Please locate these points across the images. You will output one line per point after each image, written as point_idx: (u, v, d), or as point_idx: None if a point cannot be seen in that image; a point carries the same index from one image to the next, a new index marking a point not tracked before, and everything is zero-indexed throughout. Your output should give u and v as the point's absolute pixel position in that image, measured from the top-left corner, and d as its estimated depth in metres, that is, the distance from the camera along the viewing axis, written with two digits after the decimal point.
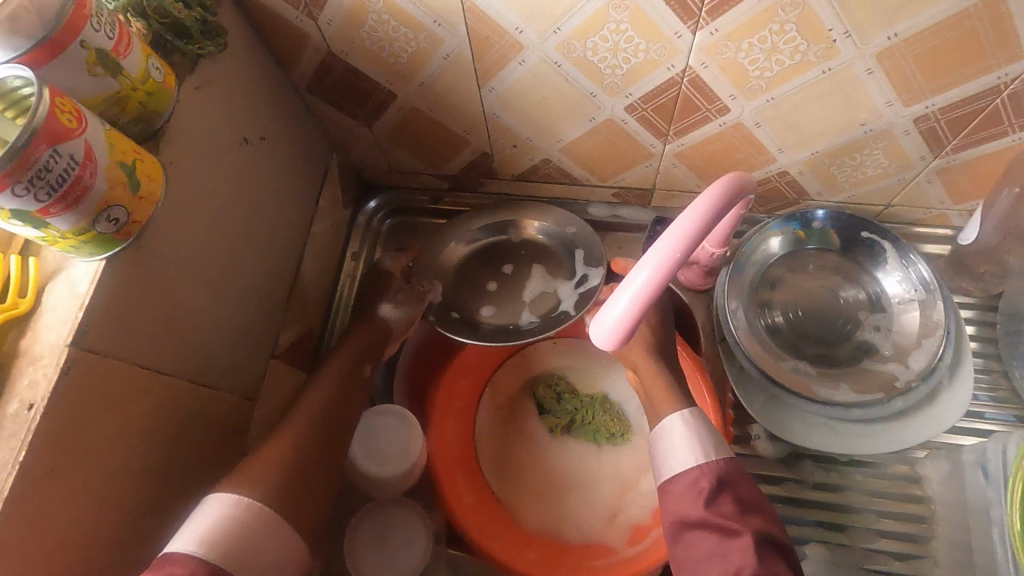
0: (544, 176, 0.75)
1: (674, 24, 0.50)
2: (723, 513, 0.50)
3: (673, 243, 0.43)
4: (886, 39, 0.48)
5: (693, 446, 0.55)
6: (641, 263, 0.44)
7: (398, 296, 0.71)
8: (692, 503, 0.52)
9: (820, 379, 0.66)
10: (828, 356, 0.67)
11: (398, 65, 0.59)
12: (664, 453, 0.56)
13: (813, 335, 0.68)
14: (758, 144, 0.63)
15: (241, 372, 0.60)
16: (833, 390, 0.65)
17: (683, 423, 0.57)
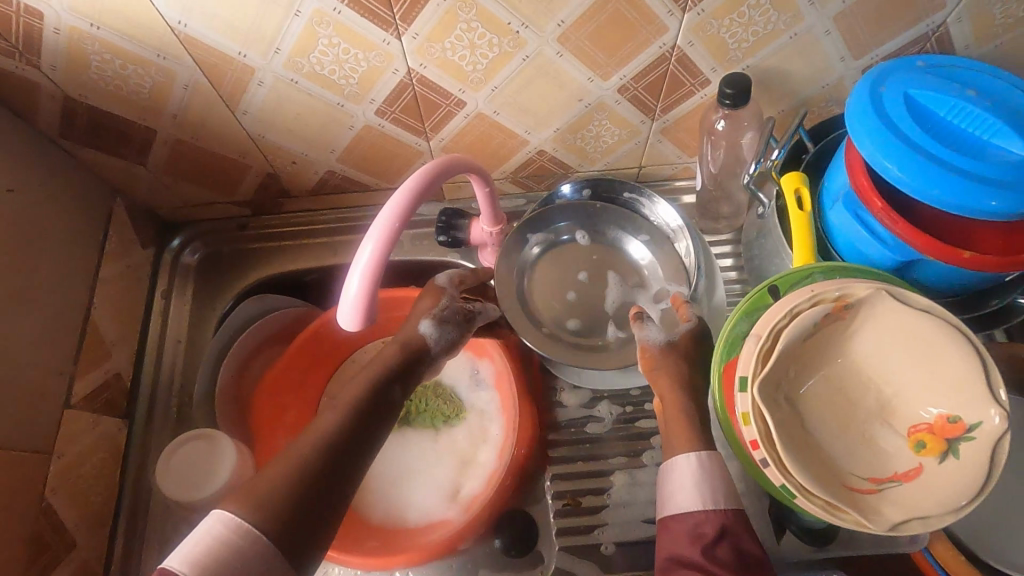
0: (337, 187, 0.79)
1: (377, 32, 0.55)
2: (721, 561, 0.49)
3: (392, 212, 0.49)
4: (557, 26, 0.56)
5: (701, 490, 0.54)
6: (363, 243, 0.49)
7: (443, 313, 0.66)
8: (688, 544, 0.51)
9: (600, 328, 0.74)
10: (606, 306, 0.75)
11: (144, 101, 0.61)
12: (671, 486, 0.55)
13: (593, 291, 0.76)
14: (507, 129, 0.70)
15: (26, 426, 0.59)
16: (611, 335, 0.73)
17: (697, 463, 0.55)
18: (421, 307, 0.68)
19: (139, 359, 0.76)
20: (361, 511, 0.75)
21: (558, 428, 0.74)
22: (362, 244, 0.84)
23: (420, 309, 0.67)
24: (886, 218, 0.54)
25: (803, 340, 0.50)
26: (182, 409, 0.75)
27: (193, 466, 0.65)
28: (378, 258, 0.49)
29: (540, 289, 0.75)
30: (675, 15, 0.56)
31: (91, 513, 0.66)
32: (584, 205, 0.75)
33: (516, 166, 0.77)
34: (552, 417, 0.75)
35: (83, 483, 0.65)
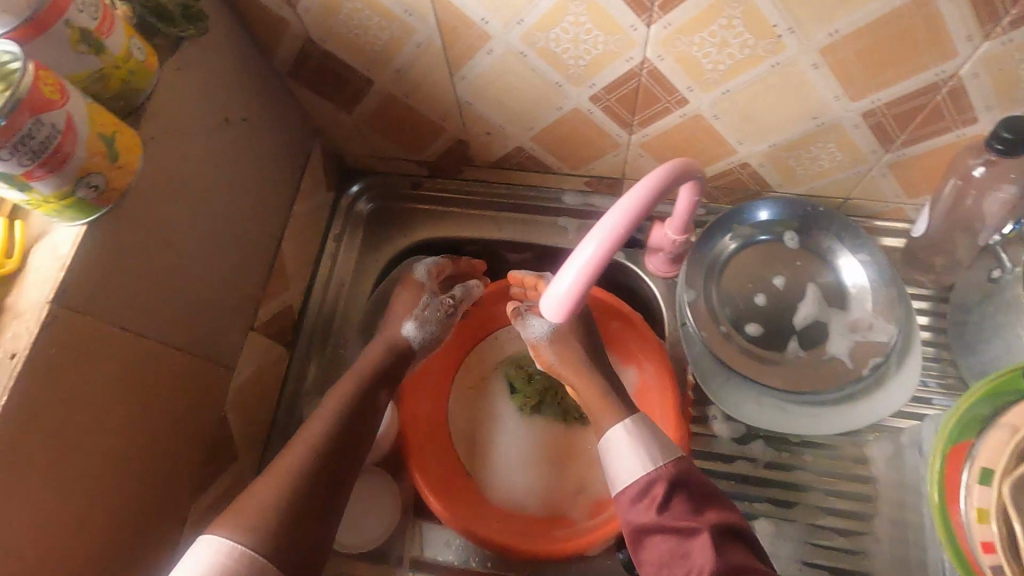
0: (518, 164, 0.78)
1: (629, 17, 0.53)
2: (677, 516, 0.55)
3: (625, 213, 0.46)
4: (827, 36, 0.51)
5: (638, 454, 0.59)
6: (585, 243, 0.47)
7: (424, 314, 0.73)
8: (644, 510, 0.56)
9: (774, 362, 0.69)
10: (782, 342, 0.70)
11: (374, 53, 0.62)
12: (613, 463, 0.60)
13: (771, 322, 0.71)
14: (718, 136, 0.66)
15: (221, 342, 0.63)
16: (784, 373, 0.69)
17: (626, 433, 0.61)
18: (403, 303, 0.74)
19: (307, 296, 0.79)
20: (485, 488, 0.76)
21: (704, 457, 0.70)
22: (526, 224, 0.83)
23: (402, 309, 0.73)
24: None
25: None
26: (337, 351, 0.78)
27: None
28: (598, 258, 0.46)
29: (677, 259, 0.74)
30: (973, 41, 0.49)
31: (251, 430, 0.70)
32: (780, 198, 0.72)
33: (711, 174, 0.72)
34: (697, 444, 0.71)
35: (250, 403, 0.70)
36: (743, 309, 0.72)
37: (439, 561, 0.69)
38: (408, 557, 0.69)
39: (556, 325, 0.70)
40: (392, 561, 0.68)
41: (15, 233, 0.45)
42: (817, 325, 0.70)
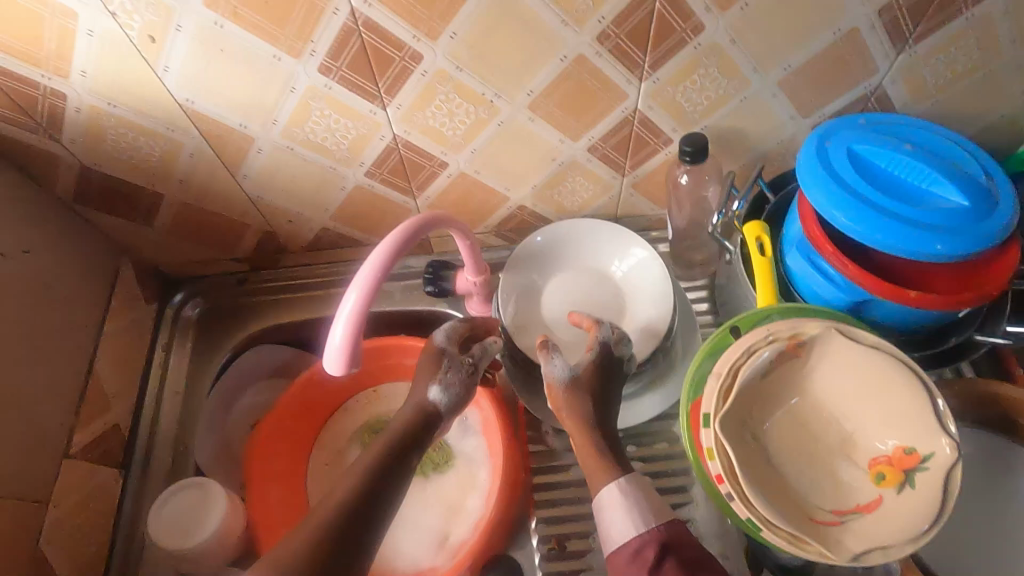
0: (332, 244, 0.84)
1: (365, 104, 0.62)
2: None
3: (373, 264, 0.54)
4: (527, 95, 0.62)
5: (632, 514, 0.58)
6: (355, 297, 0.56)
7: (449, 376, 0.67)
8: (635, 570, 0.54)
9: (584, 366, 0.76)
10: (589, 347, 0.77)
11: (153, 168, 0.67)
12: (607, 522, 0.59)
13: (578, 330, 0.78)
14: (488, 187, 0.76)
15: (25, 475, 0.61)
16: None
17: (620, 491, 0.59)
18: (421, 373, 0.68)
19: (138, 412, 0.79)
20: None
21: (543, 471, 0.76)
22: None
23: (424, 377, 0.68)
24: (838, 261, 0.58)
25: (762, 376, 0.53)
26: (176, 462, 0.77)
27: (182, 509, 0.67)
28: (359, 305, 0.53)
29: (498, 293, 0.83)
30: (633, 85, 0.62)
31: (83, 562, 0.67)
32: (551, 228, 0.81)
33: (498, 220, 0.82)
34: (537, 462, 0.77)
35: (76, 534, 0.67)
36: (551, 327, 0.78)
37: None
38: None
39: (574, 371, 0.67)
40: None
41: None
42: (615, 325, 0.78)
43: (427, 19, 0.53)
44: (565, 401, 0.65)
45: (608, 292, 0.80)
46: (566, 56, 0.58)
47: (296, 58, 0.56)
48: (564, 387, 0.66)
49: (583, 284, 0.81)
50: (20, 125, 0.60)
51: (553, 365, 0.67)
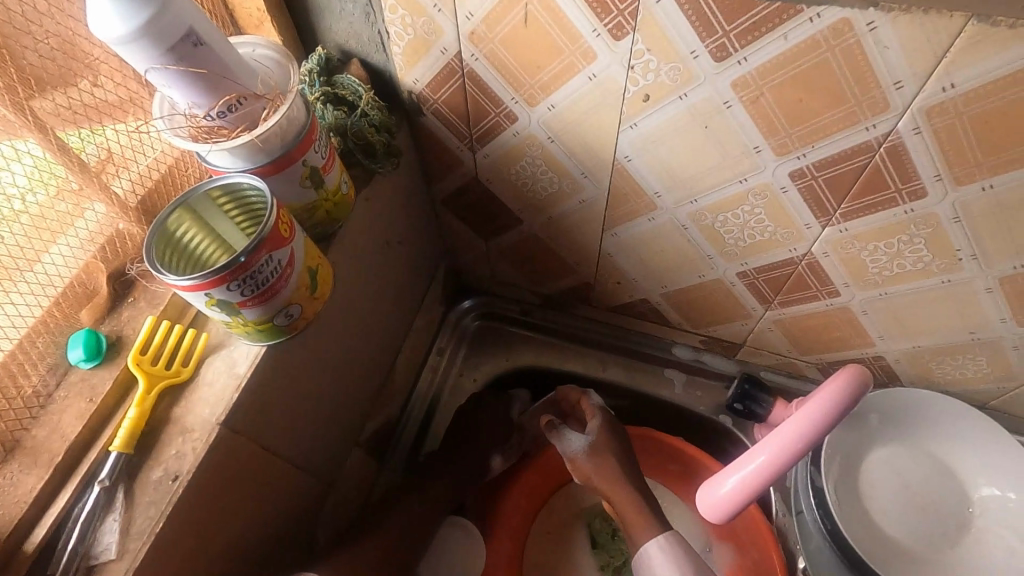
0: (638, 313, 0.78)
1: (807, 216, 0.54)
2: None
3: (802, 426, 0.44)
4: (1011, 267, 0.51)
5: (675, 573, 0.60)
6: (757, 446, 0.46)
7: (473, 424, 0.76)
8: None
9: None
10: (919, 556, 0.64)
11: (534, 199, 0.65)
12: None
13: (911, 531, 0.65)
14: (860, 329, 0.65)
15: (330, 456, 0.62)
16: None
17: (659, 550, 0.62)
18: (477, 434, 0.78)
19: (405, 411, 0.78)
20: None
21: None
22: (633, 369, 0.82)
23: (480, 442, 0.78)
24: None
25: None
26: None
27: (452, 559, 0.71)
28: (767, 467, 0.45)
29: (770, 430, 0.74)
30: None
31: None
32: (913, 400, 0.67)
33: (840, 360, 0.70)
34: None
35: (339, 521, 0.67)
36: (878, 512, 0.66)
37: None
38: None
39: (590, 438, 0.71)
40: None
41: (195, 342, 0.45)
42: (961, 544, 0.64)
43: (974, 163, 0.44)
44: (594, 470, 0.70)
45: (959, 498, 0.66)
46: None
47: (779, 156, 0.49)
48: (589, 458, 0.70)
49: (927, 475, 0.67)
50: (452, 130, 0.60)
51: (570, 442, 0.71)
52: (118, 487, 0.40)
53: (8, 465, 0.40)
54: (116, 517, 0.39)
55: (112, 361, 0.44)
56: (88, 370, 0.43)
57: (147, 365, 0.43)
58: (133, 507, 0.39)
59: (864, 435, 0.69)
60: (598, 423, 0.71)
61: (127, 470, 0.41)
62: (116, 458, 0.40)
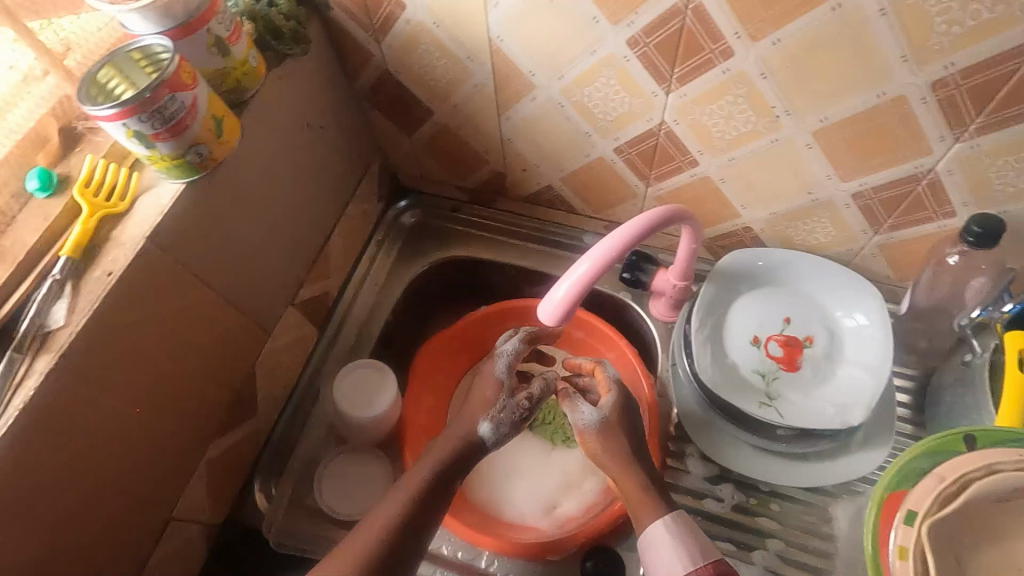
0: (548, 202, 0.88)
1: (651, 84, 0.62)
2: None
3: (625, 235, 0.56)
4: (819, 121, 0.59)
5: (679, 552, 0.58)
6: (581, 258, 0.57)
7: (500, 417, 0.66)
8: None
9: (765, 403, 0.71)
10: (776, 384, 0.72)
11: (439, 87, 0.74)
12: (653, 559, 0.59)
13: (772, 364, 0.73)
14: (724, 200, 0.73)
15: (267, 306, 0.73)
16: (774, 416, 0.70)
17: (665, 530, 0.59)
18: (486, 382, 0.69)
19: (343, 288, 0.89)
20: (465, 487, 0.82)
21: (676, 489, 0.74)
22: (545, 256, 0.91)
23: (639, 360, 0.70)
24: None
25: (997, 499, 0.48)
26: (358, 340, 0.87)
27: (361, 382, 0.78)
28: (595, 268, 0.56)
29: (741, 326, 0.75)
30: (946, 140, 0.56)
31: (274, 395, 0.78)
32: (775, 257, 0.76)
33: (716, 233, 0.79)
34: (673, 479, 0.74)
35: (278, 370, 0.78)
36: (746, 351, 0.74)
37: None
38: None
39: (604, 414, 0.67)
40: None
41: (130, 181, 0.56)
42: (818, 370, 0.72)
43: (760, 17, 0.52)
44: (602, 447, 0.67)
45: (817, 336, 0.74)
46: (885, 93, 0.55)
47: (614, 24, 0.58)
48: (598, 434, 0.67)
49: (790, 319, 0.75)
50: (359, 22, 0.70)
51: (582, 413, 0.68)
52: (67, 281, 0.51)
53: None
54: (64, 301, 0.51)
55: (60, 192, 0.54)
56: (43, 199, 0.54)
57: (89, 196, 0.54)
58: (78, 294, 0.51)
59: (734, 289, 0.77)
60: (615, 401, 0.68)
61: (74, 272, 0.52)
62: (66, 261, 0.52)
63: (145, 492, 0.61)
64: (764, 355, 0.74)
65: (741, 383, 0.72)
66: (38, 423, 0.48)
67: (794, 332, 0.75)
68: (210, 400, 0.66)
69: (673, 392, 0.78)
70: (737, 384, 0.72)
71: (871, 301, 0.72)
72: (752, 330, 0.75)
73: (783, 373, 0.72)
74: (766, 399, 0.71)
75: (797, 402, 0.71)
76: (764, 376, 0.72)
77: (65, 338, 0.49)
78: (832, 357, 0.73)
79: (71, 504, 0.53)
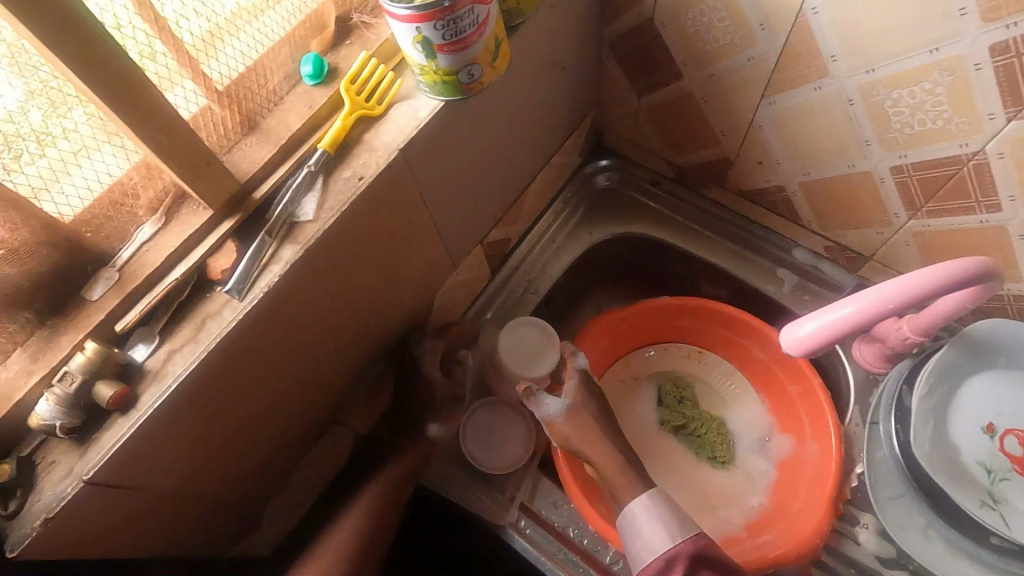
0: (769, 203, 0.78)
1: (993, 104, 0.51)
2: None
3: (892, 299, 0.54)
4: None
5: (659, 528, 0.59)
6: (843, 302, 0.56)
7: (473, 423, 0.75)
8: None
9: (983, 504, 0.61)
10: (1003, 487, 0.61)
11: (703, 51, 0.65)
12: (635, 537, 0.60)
13: (1004, 462, 0.62)
14: (1010, 258, 0.61)
15: (463, 241, 0.71)
16: (992, 523, 0.60)
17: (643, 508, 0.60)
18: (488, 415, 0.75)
19: (523, 237, 0.86)
20: None
21: (838, 557, 0.66)
22: (743, 260, 0.82)
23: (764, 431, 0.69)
24: None
25: None
26: (525, 294, 0.84)
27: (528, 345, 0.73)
28: (842, 325, 0.56)
29: (977, 407, 0.64)
30: None
31: (439, 327, 0.78)
32: None
33: None
34: (836, 544, 0.67)
35: (449, 305, 0.77)
36: (975, 437, 0.63)
37: (542, 515, 0.70)
38: (520, 498, 0.71)
39: (567, 401, 0.68)
40: (505, 496, 0.71)
41: (390, 86, 0.54)
42: None
43: None
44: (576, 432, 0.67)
45: None
46: None
47: (985, 21, 0.47)
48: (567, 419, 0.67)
49: None
50: None
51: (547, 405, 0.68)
52: (319, 175, 0.51)
53: (249, 138, 0.51)
54: (315, 195, 0.50)
55: (328, 84, 0.54)
56: (311, 86, 0.54)
57: (353, 93, 0.53)
58: (328, 191, 0.50)
59: (981, 360, 0.65)
60: (574, 385, 0.69)
61: (326, 167, 0.51)
62: (322, 154, 0.51)
63: (323, 391, 0.62)
64: (997, 449, 0.62)
65: (958, 472, 0.62)
66: (272, 309, 0.48)
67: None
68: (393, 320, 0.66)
69: (864, 449, 0.69)
70: (953, 472, 0.62)
71: None
72: (989, 415, 0.63)
73: (1015, 476, 0.61)
74: (985, 501, 0.61)
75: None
76: (991, 473, 0.62)
77: (312, 233, 0.49)
78: None
79: (272, 388, 0.54)
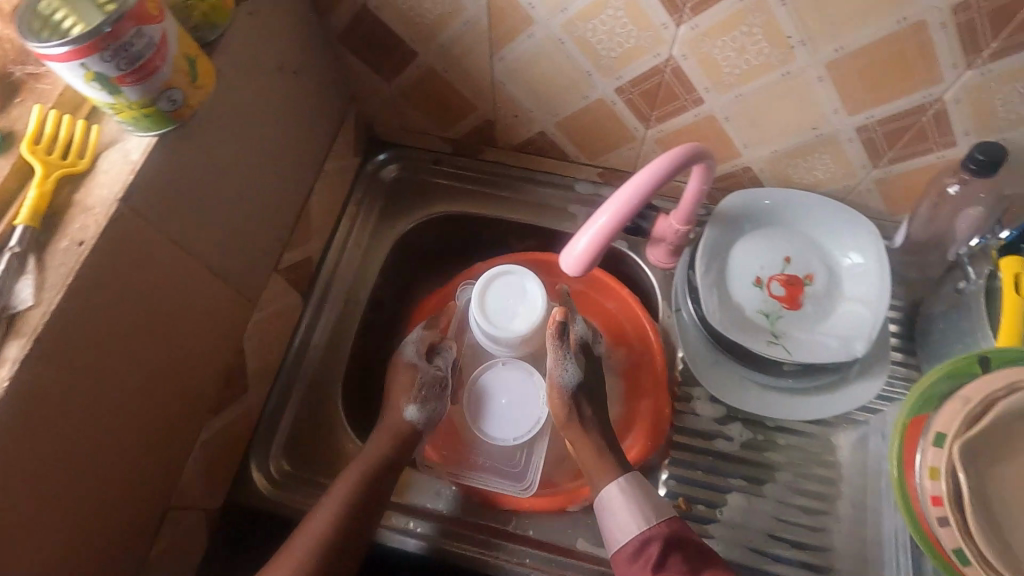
0: (539, 150, 0.83)
1: (661, 15, 0.59)
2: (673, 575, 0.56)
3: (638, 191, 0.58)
4: (834, 51, 0.58)
5: (632, 513, 0.61)
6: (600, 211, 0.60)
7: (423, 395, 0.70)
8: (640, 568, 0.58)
9: (770, 342, 0.72)
10: (779, 323, 0.73)
11: (423, 26, 0.68)
12: (611, 521, 0.62)
13: (775, 303, 0.74)
14: (726, 139, 0.72)
15: (252, 274, 0.67)
16: (780, 354, 0.71)
17: (619, 494, 0.62)
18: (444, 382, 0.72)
19: (326, 250, 0.83)
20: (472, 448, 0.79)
21: (686, 432, 0.74)
22: (539, 209, 0.87)
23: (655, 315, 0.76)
24: None
25: None
26: (347, 307, 0.81)
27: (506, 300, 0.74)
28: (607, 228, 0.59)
29: (744, 267, 0.75)
30: (958, 68, 0.56)
31: (263, 370, 0.73)
32: (777, 196, 0.75)
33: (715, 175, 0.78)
34: (681, 422, 0.75)
35: (265, 345, 0.73)
36: (749, 292, 0.74)
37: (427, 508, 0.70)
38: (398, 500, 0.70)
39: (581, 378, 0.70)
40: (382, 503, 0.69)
41: (89, 135, 0.49)
42: (821, 306, 0.73)
43: None
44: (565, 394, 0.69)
45: (820, 272, 0.74)
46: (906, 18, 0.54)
47: None
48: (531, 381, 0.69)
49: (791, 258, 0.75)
50: None
51: (565, 371, 0.70)
52: (29, 254, 0.44)
53: None
54: (30, 276, 0.44)
55: (7, 151, 0.46)
56: None
57: (42, 153, 0.46)
58: (45, 268, 0.44)
59: (735, 229, 0.76)
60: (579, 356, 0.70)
61: (36, 243, 0.45)
62: (23, 229, 0.44)
63: (140, 482, 0.56)
64: (767, 295, 0.74)
65: (746, 324, 0.73)
66: (19, 418, 0.42)
67: (793, 270, 0.75)
68: (198, 379, 0.61)
69: (679, 335, 0.78)
70: (742, 325, 0.73)
71: (869, 236, 0.72)
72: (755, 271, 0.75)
73: (786, 312, 0.73)
74: (771, 338, 0.72)
75: (800, 339, 0.72)
76: (769, 315, 0.73)
77: (39, 319, 0.42)
78: (834, 293, 0.74)
79: (65, 505, 0.47)
